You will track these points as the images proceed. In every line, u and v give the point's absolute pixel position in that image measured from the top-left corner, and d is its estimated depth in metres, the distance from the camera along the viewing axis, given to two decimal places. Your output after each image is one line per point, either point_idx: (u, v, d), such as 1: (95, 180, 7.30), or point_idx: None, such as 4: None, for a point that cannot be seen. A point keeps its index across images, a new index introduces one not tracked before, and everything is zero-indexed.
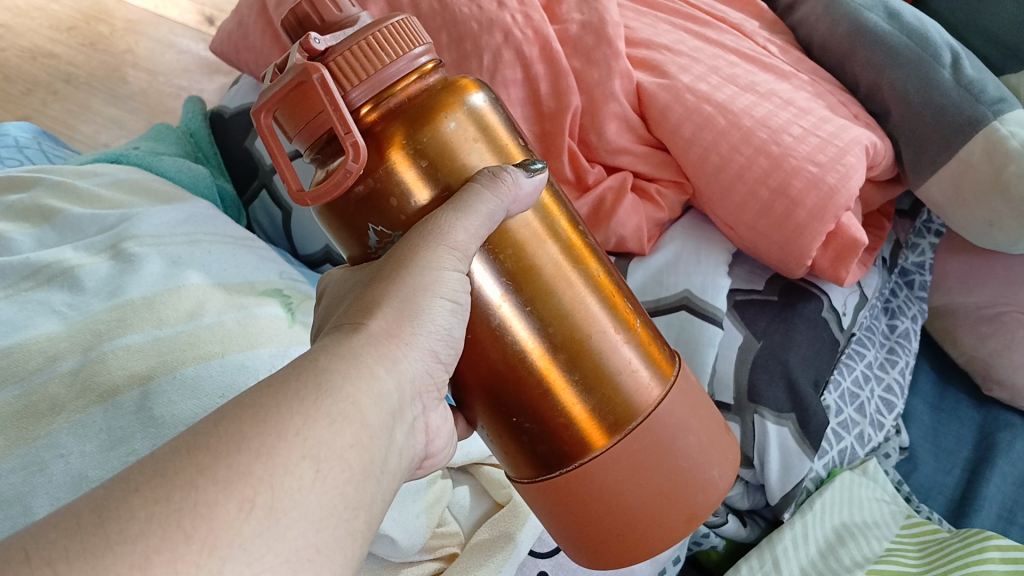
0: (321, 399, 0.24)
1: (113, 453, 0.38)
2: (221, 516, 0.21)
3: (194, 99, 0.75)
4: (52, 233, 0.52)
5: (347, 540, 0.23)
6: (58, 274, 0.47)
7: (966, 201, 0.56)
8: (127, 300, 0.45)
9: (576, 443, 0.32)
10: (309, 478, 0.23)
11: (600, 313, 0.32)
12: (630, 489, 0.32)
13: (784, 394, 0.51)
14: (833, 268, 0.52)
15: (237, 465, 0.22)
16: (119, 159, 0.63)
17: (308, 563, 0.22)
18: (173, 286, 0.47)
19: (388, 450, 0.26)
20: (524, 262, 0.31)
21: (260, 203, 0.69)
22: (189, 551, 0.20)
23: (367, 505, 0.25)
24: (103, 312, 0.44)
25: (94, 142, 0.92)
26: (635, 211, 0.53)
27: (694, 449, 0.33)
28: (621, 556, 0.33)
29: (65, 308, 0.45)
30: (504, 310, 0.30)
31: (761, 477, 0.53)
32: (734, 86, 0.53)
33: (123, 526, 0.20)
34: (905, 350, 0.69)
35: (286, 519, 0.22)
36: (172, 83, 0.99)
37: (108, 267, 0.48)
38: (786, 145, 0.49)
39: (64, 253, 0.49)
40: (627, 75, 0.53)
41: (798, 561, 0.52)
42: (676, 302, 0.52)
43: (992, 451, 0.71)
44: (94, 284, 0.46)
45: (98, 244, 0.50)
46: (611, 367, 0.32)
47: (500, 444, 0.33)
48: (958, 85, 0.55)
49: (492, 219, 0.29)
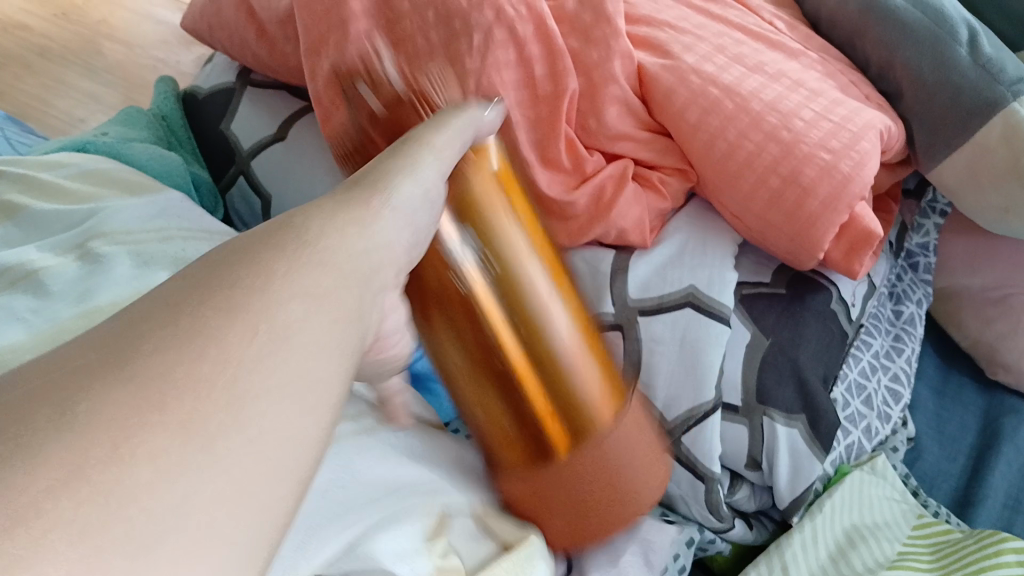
0: (301, 250, 0.25)
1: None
2: (217, 340, 0.21)
3: (166, 80, 0.71)
4: (15, 231, 0.49)
5: (336, 382, 0.24)
6: (24, 278, 0.44)
7: (981, 187, 0.53)
8: (97, 307, 0.42)
9: (500, 367, 0.36)
10: (297, 314, 0.23)
11: (529, 265, 0.35)
12: (541, 415, 0.36)
13: (793, 393, 0.49)
14: (846, 261, 0.49)
15: (222, 301, 0.22)
16: (86, 147, 0.60)
17: (303, 390, 0.22)
18: (148, 290, 0.44)
19: (369, 305, 0.26)
20: (466, 196, 0.34)
21: (238, 190, 0.65)
22: (180, 379, 0.20)
23: (350, 352, 0.25)
24: (72, 321, 0.41)
25: (70, 118, 0.89)
26: (637, 200, 0.51)
27: (597, 399, 0.36)
28: (528, 468, 0.39)
29: (30, 314, 0.41)
30: (449, 238, 0.34)
31: (769, 480, 0.50)
32: (741, 67, 0.50)
33: (125, 357, 0.20)
34: (911, 337, 0.66)
35: (270, 356, 0.22)
36: (148, 54, 0.97)
37: (75, 270, 0.45)
38: (798, 131, 0.46)
39: (28, 254, 0.46)
40: (628, 55, 0.50)
41: (809, 565, 0.50)
42: (680, 300, 0.49)
43: (997, 438, 0.69)
44: (61, 288, 0.43)
45: (64, 244, 0.47)
46: (535, 316, 0.35)
47: (440, 355, 0.37)
48: (975, 64, 0.52)
49: (438, 175, 0.31)
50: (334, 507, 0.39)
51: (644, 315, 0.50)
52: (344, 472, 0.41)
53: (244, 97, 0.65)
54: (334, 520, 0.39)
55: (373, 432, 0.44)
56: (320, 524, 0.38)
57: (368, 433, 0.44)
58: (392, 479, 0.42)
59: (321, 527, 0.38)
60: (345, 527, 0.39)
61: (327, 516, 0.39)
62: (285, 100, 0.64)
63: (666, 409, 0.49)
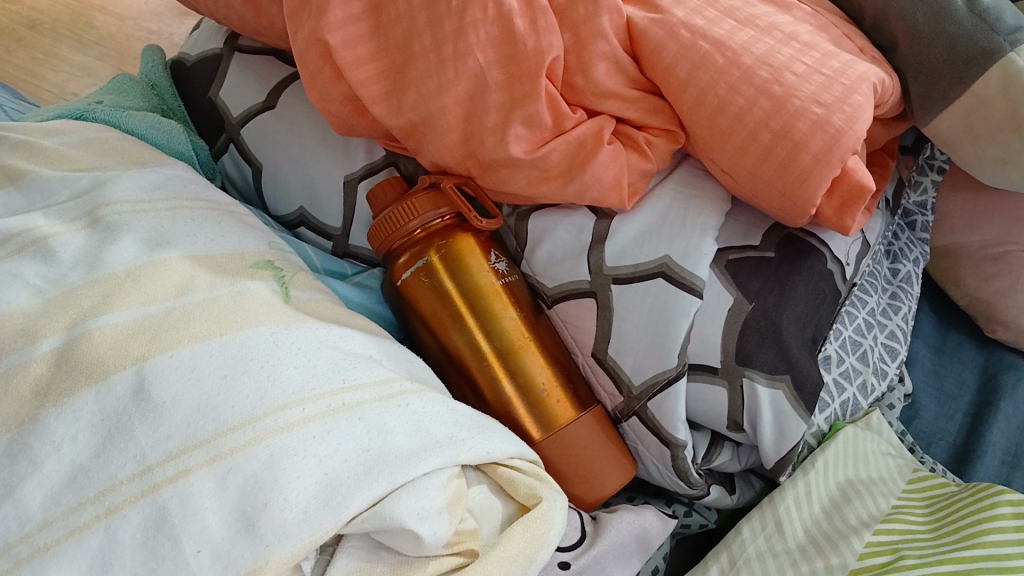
0: None
1: (111, 445, 0.35)
2: None
3: (152, 48, 0.70)
4: (18, 196, 0.49)
5: None
6: (30, 244, 0.44)
7: (978, 139, 0.53)
8: (108, 273, 0.42)
9: None
10: None
11: None
12: None
13: (775, 355, 0.49)
14: (838, 217, 0.49)
15: None
16: (84, 115, 0.59)
17: None
18: (156, 260, 0.44)
19: None
20: None
21: (231, 157, 0.64)
22: None
23: None
24: (82, 286, 0.41)
25: (63, 92, 0.95)
26: (616, 161, 0.49)
27: None
28: None
29: (39, 281, 0.42)
30: None
31: (754, 440, 0.51)
32: (733, 21, 0.49)
33: None
34: (908, 295, 0.65)
35: None
36: (140, 27, 1.04)
37: (83, 238, 0.45)
38: (789, 85, 0.46)
39: (34, 220, 0.46)
40: (616, 9, 0.49)
41: (803, 521, 0.51)
42: (653, 269, 0.50)
43: (996, 395, 0.68)
44: (70, 256, 0.44)
45: (73, 211, 0.47)
46: None
47: None
48: (972, 14, 0.51)
49: None
50: (345, 474, 0.36)
51: (619, 284, 0.51)
52: (369, 436, 0.38)
53: (232, 63, 0.64)
54: (340, 489, 0.35)
55: (404, 398, 0.41)
56: (321, 492, 0.35)
57: (398, 398, 0.41)
58: (420, 442, 0.39)
59: (321, 495, 0.35)
60: (353, 494, 0.35)
61: (334, 485, 0.35)
62: (276, 66, 0.63)
63: (633, 375, 0.51)
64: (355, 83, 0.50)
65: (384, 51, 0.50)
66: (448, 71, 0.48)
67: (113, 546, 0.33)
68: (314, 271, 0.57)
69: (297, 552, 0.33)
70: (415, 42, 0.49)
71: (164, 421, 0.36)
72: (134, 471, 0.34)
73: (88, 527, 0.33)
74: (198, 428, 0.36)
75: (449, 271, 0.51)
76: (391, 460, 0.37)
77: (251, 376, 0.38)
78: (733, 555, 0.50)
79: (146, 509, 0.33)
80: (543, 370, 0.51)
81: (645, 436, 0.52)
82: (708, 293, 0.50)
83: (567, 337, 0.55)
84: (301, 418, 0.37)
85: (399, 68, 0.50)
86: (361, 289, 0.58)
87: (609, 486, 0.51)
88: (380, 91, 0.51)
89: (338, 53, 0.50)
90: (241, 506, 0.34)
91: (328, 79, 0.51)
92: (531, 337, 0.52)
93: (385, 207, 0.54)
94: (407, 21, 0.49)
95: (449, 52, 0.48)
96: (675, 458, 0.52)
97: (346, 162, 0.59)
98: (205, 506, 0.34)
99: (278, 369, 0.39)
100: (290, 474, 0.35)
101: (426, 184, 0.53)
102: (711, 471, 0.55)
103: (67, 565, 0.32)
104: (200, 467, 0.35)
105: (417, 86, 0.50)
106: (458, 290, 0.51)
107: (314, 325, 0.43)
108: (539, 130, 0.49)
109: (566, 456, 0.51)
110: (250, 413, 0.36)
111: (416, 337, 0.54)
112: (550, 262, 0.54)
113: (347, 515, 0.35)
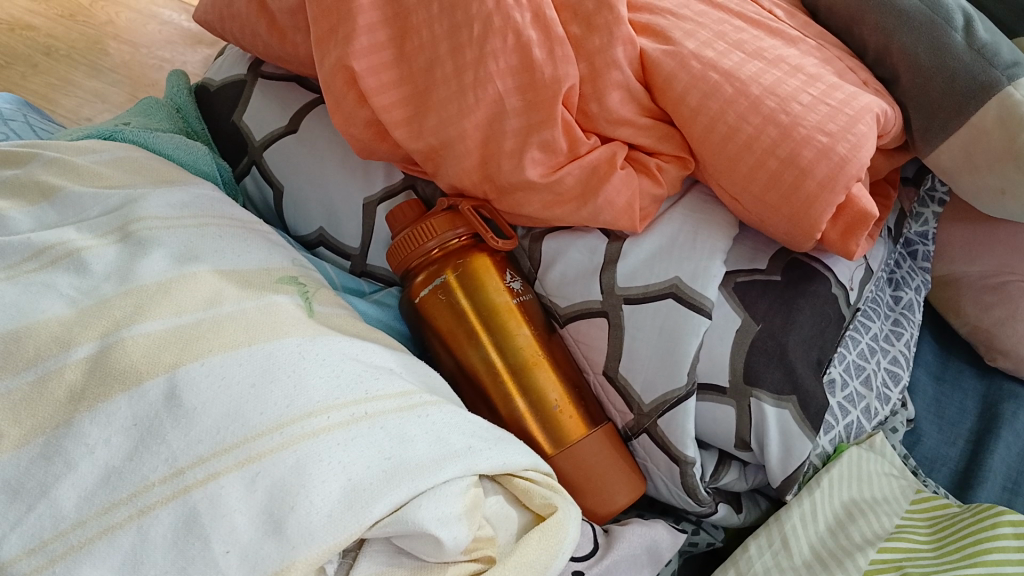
0: None
1: (144, 448, 0.36)
2: None
3: (178, 73, 0.73)
4: (51, 211, 0.51)
5: None
6: (63, 257, 0.46)
7: (977, 171, 0.55)
8: (140, 285, 0.44)
9: None
10: None
11: None
12: None
13: (782, 375, 0.50)
14: (842, 242, 0.50)
15: None
16: (113, 135, 0.61)
17: None
18: (187, 274, 0.46)
19: None
20: None
21: (252, 179, 0.66)
22: None
23: None
24: (114, 297, 0.43)
25: (77, 117, 0.98)
26: (628, 185, 0.51)
27: None
28: None
29: (72, 291, 0.44)
30: None
31: (762, 458, 0.52)
32: (741, 53, 0.51)
33: None
34: (910, 322, 0.66)
35: None
36: (154, 55, 1.07)
37: (115, 251, 0.47)
38: (796, 114, 0.48)
39: (67, 234, 0.48)
40: (630, 41, 0.51)
41: (809, 538, 0.52)
42: (663, 290, 0.51)
43: (996, 422, 0.69)
44: (102, 268, 0.45)
45: (104, 226, 0.49)
46: None
47: None
48: (971, 49, 0.53)
49: None
50: (367, 480, 0.37)
51: (630, 304, 0.52)
52: (391, 444, 0.39)
53: (255, 88, 0.66)
54: (364, 494, 0.36)
55: (424, 409, 0.43)
56: (346, 497, 0.36)
57: (418, 409, 0.42)
58: (440, 452, 0.40)
59: (345, 500, 0.36)
60: (376, 499, 0.36)
61: (357, 490, 0.37)
62: (297, 92, 0.65)
63: (644, 392, 0.53)
64: (378, 107, 0.52)
65: (407, 78, 0.52)
66: (468, 96, 0.50)
67: (145, 545, 0.34)
68: (334, 288, 0.59)
69: (323, 554, 0.34)
70: (437, 69, 0.51)
71: (197, 426, 0.37)
72: (167, 473, 0.35)
73: (121, 526, 0.34)
74: (227, 433, 0.37)
75: (464, 290, 0.53)
76: (412, 467, 0.39)
77: (277, 386, 0.39)
78: (740, 570, 0.51)
79: (177, 510, 0.34)
80: (555, 387, 0.53)
81: (654, 453, 0.54)
82: (716, 315, 0.51)
83: (579, 355, 0.56)
84: (326, 425, 0.39)
85: (421, 94, 0.52)
86: (380, 306, 0.60)
87: (619, 501, 0.52)
88: (402, 116, 0.53)
89: (363, 79, 0.52)
90: (268, 509, 0.35)
91: (352, 103, 0.54)
92: (543, 354, 0.53)
93: (404, 227, 0.55)
94: (429, 49, 0.51)
95: (470, 78, 0.50)
96: (684, 475, 0.53)
97: (365, 184, 0.61)
98: (234, 507, 0.35)
99: (304, 378, 0.40)
100: (316, 478, 0.36)
101: (444, 207, 0.55)
102: (718, 490, 0.56)
103: (100, 563, 0.33)
104: (229, 471, 0.36)
105: (437, 111, 0.52)
106: (473, 308, 0.53)
107: (337, 338, 0.45)
108: (554, 154, 0.51)
109: (577, 468, 0.52)
110: (278, 419, 0.38)
111: (433, 354, 0.56)
112: (563, 282, 0.55)
113: (370, 519, 0.36)
